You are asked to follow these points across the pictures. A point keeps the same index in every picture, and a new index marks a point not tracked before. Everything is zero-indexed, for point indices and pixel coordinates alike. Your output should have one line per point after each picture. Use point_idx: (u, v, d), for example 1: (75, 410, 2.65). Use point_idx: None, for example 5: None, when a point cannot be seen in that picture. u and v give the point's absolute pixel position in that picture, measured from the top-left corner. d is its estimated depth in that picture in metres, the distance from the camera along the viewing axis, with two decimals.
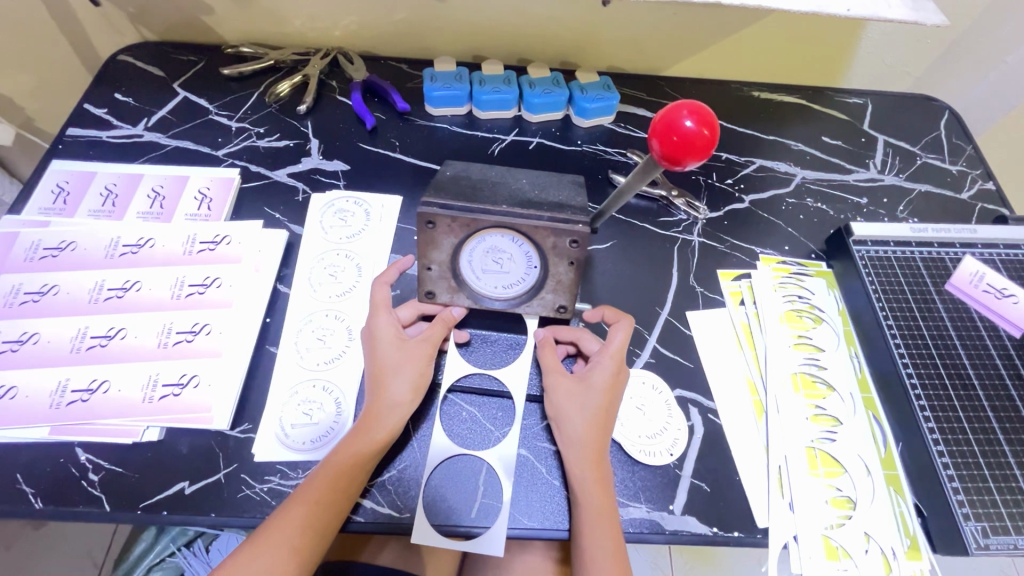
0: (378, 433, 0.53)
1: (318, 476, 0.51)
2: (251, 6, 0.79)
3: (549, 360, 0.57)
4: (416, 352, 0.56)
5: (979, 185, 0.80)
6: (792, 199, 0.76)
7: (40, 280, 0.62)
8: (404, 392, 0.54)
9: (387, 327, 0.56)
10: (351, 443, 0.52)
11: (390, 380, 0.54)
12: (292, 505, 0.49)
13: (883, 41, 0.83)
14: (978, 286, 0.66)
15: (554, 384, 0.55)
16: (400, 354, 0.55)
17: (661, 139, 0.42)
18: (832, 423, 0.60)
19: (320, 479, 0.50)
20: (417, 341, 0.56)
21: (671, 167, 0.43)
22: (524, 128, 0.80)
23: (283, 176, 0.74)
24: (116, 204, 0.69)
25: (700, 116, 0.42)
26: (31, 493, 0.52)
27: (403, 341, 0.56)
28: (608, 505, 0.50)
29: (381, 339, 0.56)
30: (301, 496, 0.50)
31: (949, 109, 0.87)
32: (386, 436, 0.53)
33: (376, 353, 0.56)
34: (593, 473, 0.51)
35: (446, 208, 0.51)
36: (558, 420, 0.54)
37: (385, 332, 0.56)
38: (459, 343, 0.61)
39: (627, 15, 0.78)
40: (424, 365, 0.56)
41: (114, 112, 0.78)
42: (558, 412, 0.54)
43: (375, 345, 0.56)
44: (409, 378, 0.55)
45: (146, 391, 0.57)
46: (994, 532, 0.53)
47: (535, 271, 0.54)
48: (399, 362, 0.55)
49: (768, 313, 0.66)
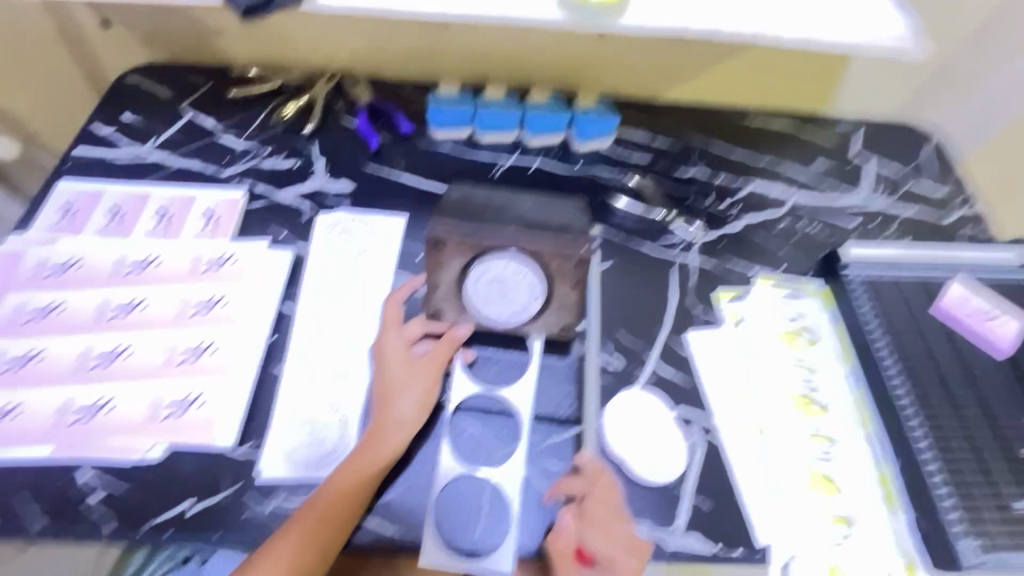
0: (386, 447, 0.54)
1: (327, 490, 0.52)
2: (261, 30, 0.81)
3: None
4: (425, 369, 0.58)
5: (964, 209, 0.83)
6: (786, 221, 0.79)
7: (47, 297, 0.63)
8: (409, 409, 0.56)
9: (396, 345, 0.58)
10: (358, 459, 0.53)
11: (396, 397, 0.56)
12: (297, 522, 0.51)
13: (868, 72, 0.88)
14: (964, 308, 0.67)
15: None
16: (409, 370, 0.57)
17: None
18: (828, 440, 0.61)
19: (327, 496, 0.52)
20: (424, 360, 0.58)
21: None
22: (525, 150, 0.82)
23: (289, 195, 0.75)
24: (123, 222, 0.70)
25: None
26: (34, 513, 0.52)
27: (411, 359, 0.58)
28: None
29: (389, 356, 0.58)
30: (305, 514, 0.51)
31: (933, 141, 0.91)
32: (389, 454, 0.54)
33: (384, 371, 0.57)
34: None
35: (455, 231, 0.53)
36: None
37: (394, 349, 0.58)
38: (467, 364, 0.61)
39: (624, 47, 0.83)
40: (430, 383, 0.57)
41: (122, 132, 0.79)
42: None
43: (384, 361, 0.58)
44: (415, 396, 0.56)
45: (152, 409, 0.57)
46: (987, 549, 0.54)
47: (539, 299, 0.56)
48: (406, 379, 0.57)
49: (764, 332, 0.68)
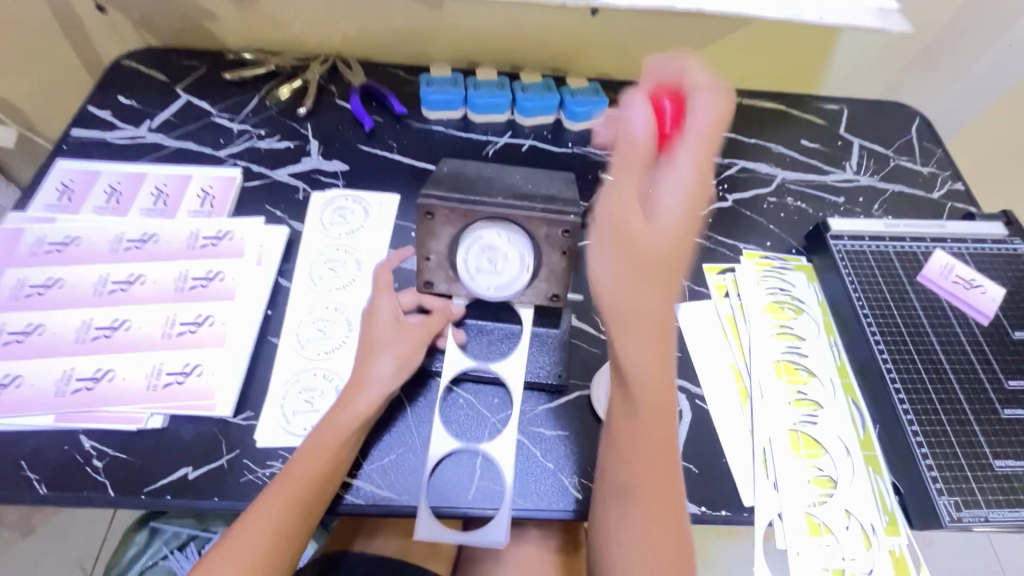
0: (362, 407, 0.54)
1: (307, 455, 0.52)
2: (255, 13, 0.82)
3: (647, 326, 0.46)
4: (409, 334, 0.58)
5: (949, 185, 0.84)
6: (774, 198, 0.80)
7: (46, 273, 0.64)
8: (388, 370, 0.56)
9: (387, 308, 0.59)
10: (334, 419, 0.54)
11: (378, 356, 0.56)
12: (280, 484, 0.51)
13: (854, 51, 0.89)
14: (948, 277, 0.70)
15: (640, 317, 0.45)
16: (396, 333, 0.58)
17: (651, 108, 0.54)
18: (813, 407, 0.62)
19: (307, 455, 0.52)
20: (413, 326, 0.59)
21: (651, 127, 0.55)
22: (516, 131, 0.83)
23: (284, 175, 0.76)
24: (120, 201, 0.71)
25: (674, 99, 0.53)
26: (36, 480, 0.53)
27: (400, 324, 0.59)
28: (665, 368, 0.47)
29: (379, 317, 0.58)
30: (288, 476, 0.51)
31: (919, 116, 0.92)
32: (366, 413, 0.54)
33: (371, 331, 0.58)
34: (655, 374, 0.47)
35: (444, 199, 0.54)
36: (630, 329, 0.46)
37: (384, 312, 0.59)
38: (459, 345, 0.61)
39: (615, 24, 0.83)
40: (414, 349, 0.58)
41: (118, 114, 0.80)
42: (620, 299, 0.45)
43: (372, 321, 0.58)
44: (396, 357, 0.57)
45: (151, 379, 0.58)
46: (966, 506, 0.56)
47: (528, 273, 0.57)
48: (391, 341, 0.57)
49: (751, 304, 0.69)
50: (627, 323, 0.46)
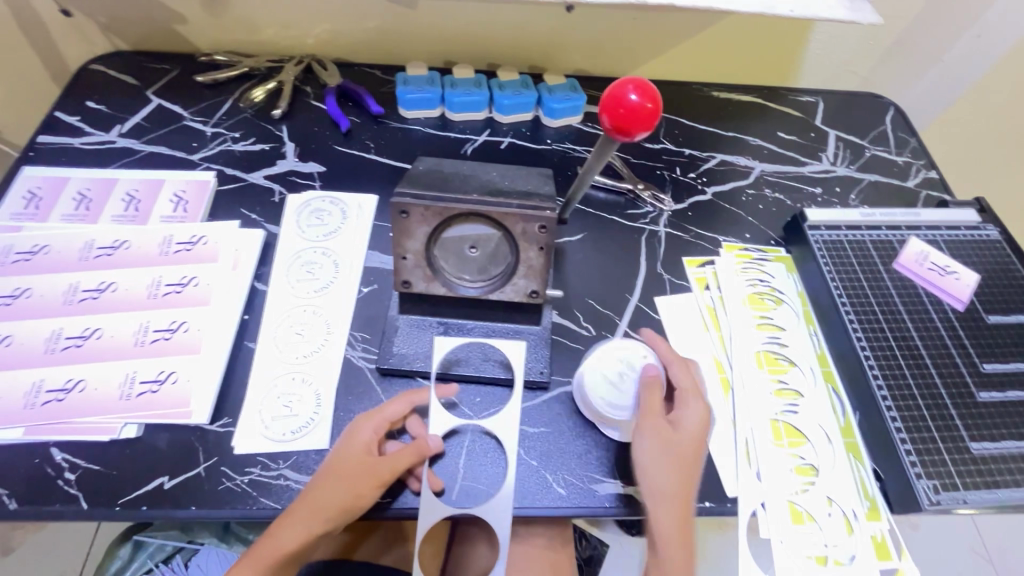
0: (287, 539, 0.50)
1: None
2: (226, 14, 0.81)
3: (675, 485, 0.53)
4: (367, 470, 0.52)
5: (924, 174, 0.86)
6: (752, 190, 0.81)
7: (12, 283, 0.62)
8: (330, 509, 0.51)
9: (366, 436, 0.54)
10: (260, 546, 0.51)
11: (328, 491, 0.51)
12: None
13: (830, 43, 0.89)
14: (923, 264, 0.71)
15: (678, 474, 0.54)
16: (355, 467, 0.52)
17: (610, 112, 0.49)
18: (795, 396, 0.63)
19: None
20: (379, 463, 0.53)
21: (621, 137, 0.51)
22: (495, 128, 0.83)
23: (259, 178, 0.75)
24: (90, 208, 0.69)
25: (643, 91, 0.49)
26: (6, 495, 0.52)
27: (369, 456, 0.53)
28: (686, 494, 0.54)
29: (352, 443, 0.54)
30: None
31: (894, 106, 0.93)
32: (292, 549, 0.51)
33: (339, 454, 0.53)
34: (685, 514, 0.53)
35: (419, 198, 0.54)
36: (666, 488, 0.53)
37: (360, 440, 0.54)
38: (435, 493, 0.54)
39: (590, 20, 0.83)
40: (367, 489, 0.52)
41: (87, 119, 0.78)
42: (666, 459, 0.54)
43: (345, 445, 0.54)
44: (344, 498, 0.51)
45: (124, 389, 0.57)
46: (945, 489, 0.56)
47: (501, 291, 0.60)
48: (349, 476, 0.52)
49: (732, 295, 0.69)
50: (660, 494, 0.53)
